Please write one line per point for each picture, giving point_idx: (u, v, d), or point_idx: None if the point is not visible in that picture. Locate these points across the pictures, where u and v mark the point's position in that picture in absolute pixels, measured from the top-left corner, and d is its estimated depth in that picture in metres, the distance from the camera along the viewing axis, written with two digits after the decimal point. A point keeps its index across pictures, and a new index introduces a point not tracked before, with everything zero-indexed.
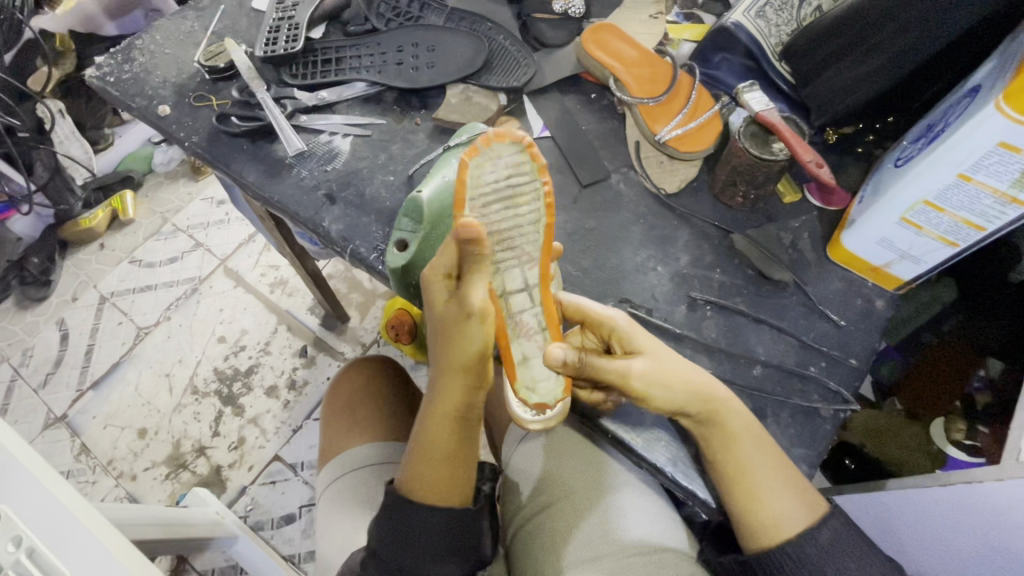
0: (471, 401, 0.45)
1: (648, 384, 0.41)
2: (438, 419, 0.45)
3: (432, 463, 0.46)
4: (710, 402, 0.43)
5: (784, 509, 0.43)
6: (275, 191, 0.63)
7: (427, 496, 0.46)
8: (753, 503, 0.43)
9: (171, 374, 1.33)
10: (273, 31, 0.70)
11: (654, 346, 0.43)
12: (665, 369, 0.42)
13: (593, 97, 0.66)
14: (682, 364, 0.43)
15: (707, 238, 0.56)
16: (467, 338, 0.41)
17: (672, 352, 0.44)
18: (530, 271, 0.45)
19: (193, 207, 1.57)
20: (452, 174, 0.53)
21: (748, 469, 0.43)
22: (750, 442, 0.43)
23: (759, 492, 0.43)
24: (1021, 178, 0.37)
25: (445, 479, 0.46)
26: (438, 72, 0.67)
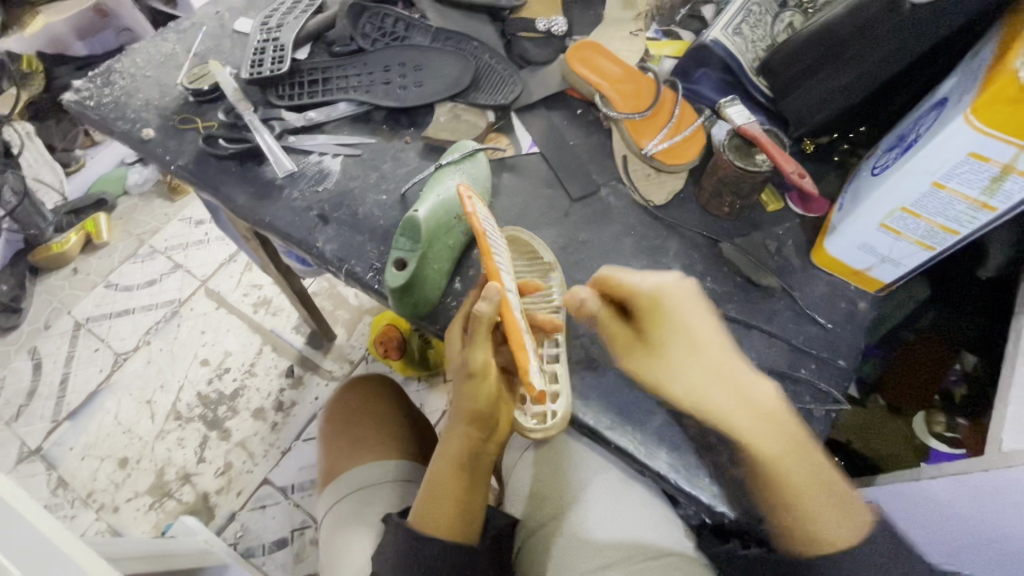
0: (472, 449, 0.47)
1: (658, 379, 0.43)
2: (443, 461, 0.48)
3: (433, 500, 0.47)
4: (717, 420, 0.42)
5: (834, 528, 0.40)
6: (267, 213, 0.63)
7: (435, 532, 0.47)
8: (787, 498, 0.40)
9: (152, 400, 1.30)
10: (258, 52, 0.70)
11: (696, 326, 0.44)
12: (695, 350, 0.43)
13: (579, 113, 0.67)
14: (682, 350, 0.43)
15: (696, 247, 0.57)
16: (473, 391, 0.45)
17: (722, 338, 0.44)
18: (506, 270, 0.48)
19: (170, 228, 1.54)
20: (445, 192, 0.55)
21: (780, 458, 0.41)
22: (780, 434, 0.41)
23: (791, 487, 0.40)
24: (991, 185, 0.39)
25: (449, 520, 0.47)
26: (425, 91, 0.68)
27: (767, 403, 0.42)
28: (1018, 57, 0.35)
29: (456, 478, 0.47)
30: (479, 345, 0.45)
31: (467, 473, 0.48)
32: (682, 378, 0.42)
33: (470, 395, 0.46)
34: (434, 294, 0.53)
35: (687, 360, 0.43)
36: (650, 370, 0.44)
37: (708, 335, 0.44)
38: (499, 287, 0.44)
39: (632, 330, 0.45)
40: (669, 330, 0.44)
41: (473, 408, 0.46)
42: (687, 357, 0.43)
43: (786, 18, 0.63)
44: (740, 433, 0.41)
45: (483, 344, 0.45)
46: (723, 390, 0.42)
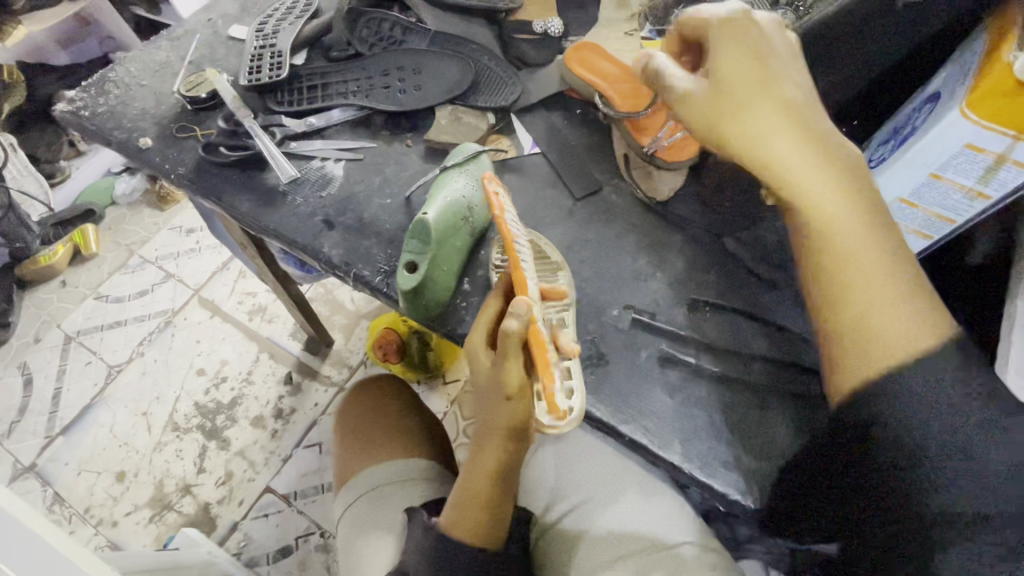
0: (509, 462, 0.49)
1: (743, 138, 0.40)
2: (477, 474, 0.49)
3: (472, 514, 0.49)
4: (777, 173, 0.40)
5: (916, 336, 0.36)
6: (271, 219, 0.63)
7: (468, 539, 0.49)
8: (830, 233, 0.39)
9: (149, 412, 1.28)
10: (255, 59, 0.70)
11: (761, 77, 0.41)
12: (764, 121, 0.40)
13: (578, 113, 0.68)
14: (750, 96, 0.40)
15: (699, 243, 0.58)
16: (508, 408, 0.46)
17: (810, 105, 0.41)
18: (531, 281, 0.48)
19: (161, 237, 1.52)
20: (452, 195, 0.55)
21: (852, 250, 0.38)
22: (857, 240, 0.38)
23: (853, 256, 0.38)
24: (986, 175, 0.41)
25: (487, 530, 0.49)
26: (426, 94, 0.68)
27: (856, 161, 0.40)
28: (1010, 51, 0.36)
29: (492, 491, 0.49)
30: (514, 368, 0.45)
31: (495, 482, 0.49)
32: (776, 154, 0.39)
33: (506, 414, 0.47)
34: (445, 295, 0.54)
35: (789, 138, 0.39)
36: (713, 127, 0.41)
37: (804, 77, 0.42)
38: (528, 306, 0.44)
39: (731, 82, 0.41)
40: (736, 73, 0.41)
41: (503, 423, 0.47)
42: (787, 142, 0.39)
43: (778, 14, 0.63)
44: (797, 181, 0.39)
45: (515, 365, 0.45)
46: (822, 180, 0.39)
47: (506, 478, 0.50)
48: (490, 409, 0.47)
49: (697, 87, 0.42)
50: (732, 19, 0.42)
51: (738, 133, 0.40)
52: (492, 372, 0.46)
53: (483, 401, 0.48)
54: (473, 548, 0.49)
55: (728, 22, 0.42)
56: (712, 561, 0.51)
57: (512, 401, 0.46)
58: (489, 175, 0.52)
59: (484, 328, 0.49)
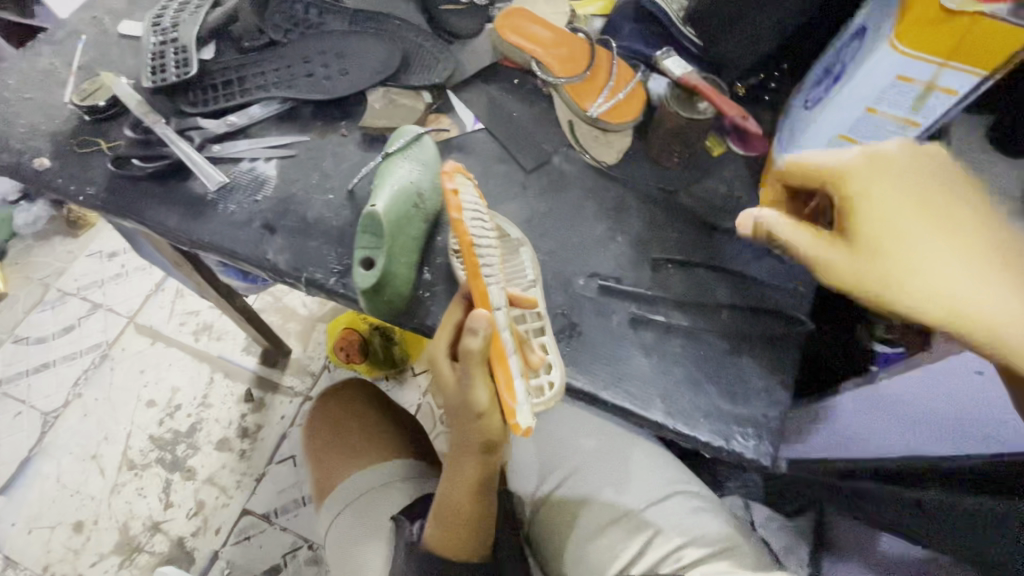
0: (485, 474, 0.48)
1: (883, 278, 0.38)
2: (456, 490, 0.49)
3: (453, 527, 0.49)
4: (954, 311, 0.37)
5: None
6: (203, 232, 0.58)
7: (449, 553, 0.49)
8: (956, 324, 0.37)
9: (99, 455, 1.19)
10: (156, 57, 0.63)
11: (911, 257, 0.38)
12: (886, 207, 0.38)
13: (516, 83, 0.66)
14: (887, 224, 0.38)
15: (653, 201, 0.58)
16: (477, 427, 0.45)
17: (919, 239, 0.38)
18: (495, 288, 0.45)
19: (79, 265, 1.39)
20: (399, 182, 0.53)
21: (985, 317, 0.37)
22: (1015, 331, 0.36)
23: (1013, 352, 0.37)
24: (915, 104, 0.42)
25: (467, 541, 0.49)
26: (354, 79, 0.64)
27: (1005, 239, 0.38)
28: None
29: (473, 504, 0.49)
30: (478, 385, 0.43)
31: (474, 497, 0.49)
32: (926, 286, 0.37)
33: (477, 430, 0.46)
34: (406, 288, 0.51)
35: (941, 258, 0.37)
36: (886, 273, 0.38)
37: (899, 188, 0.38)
38: (486, 320, 0.43)
39: (903, 211, 0.38)
40: (865, 224, 0.39)
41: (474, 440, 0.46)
42: (928, 237, 0.38)
43: None
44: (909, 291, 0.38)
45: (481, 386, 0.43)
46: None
47: (486, 490, 0.49)
48: (459, 427, 0.47)
49: (847, 254, 0.39)
50: (881, 161, 0.40)
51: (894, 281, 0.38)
52: (459, 389, 0.45)
53: (450, 416, 0.47)
54: (457, 560, 0.49)
55: (863, 172, 0.39)
56: (699, 503, 0.54)
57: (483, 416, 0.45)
58: (449, 163, 0.48)
59: (446, 333, 0.47)
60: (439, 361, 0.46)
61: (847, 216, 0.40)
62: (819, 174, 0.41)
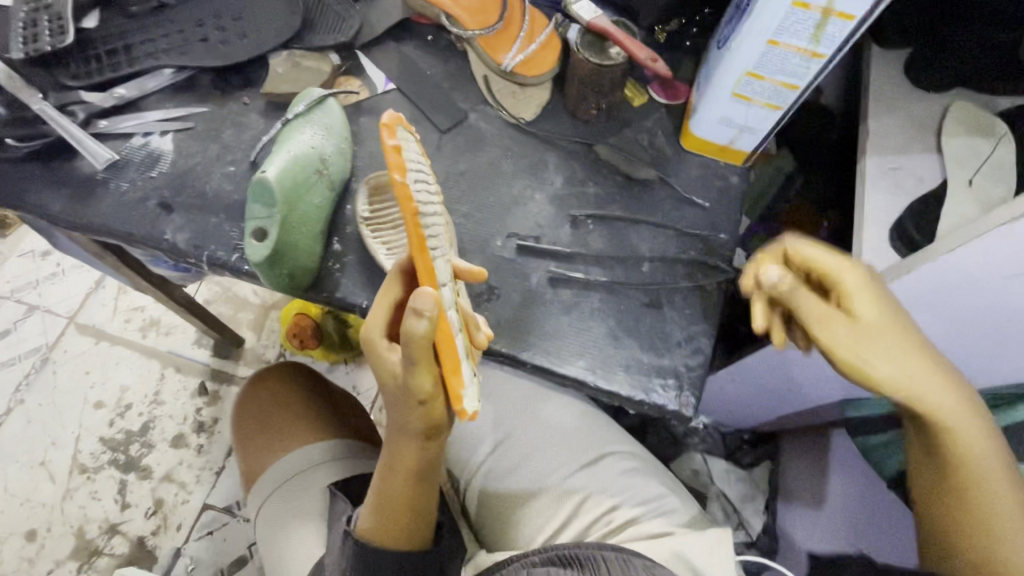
0: (428, 461, 0.46)
1: (853, 358, 0.37)
2: (397, 477, 0.46)
3: (395, 518, 0.47)
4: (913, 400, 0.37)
5: None
6: (96, 214, 0.54)
7: (390, 542, 0.47)
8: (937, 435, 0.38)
9: (46, 461, 1.15)
10: (27, 26, 0.57)
11: (880, 352, 0.37)
12: (881, 310, 0.38)
13: (430, 39, 0.62)
14: (882, 321, 0.37)
15: (574, 156, 0.56)
16: (416, 412, 0.42)
17: (897, 352, 0.37)
18: (440, 262, 0.40)
19: (10, 267, 1.32)
20: (297, 147, 0.49)
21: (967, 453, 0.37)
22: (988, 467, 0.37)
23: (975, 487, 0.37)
24: (817, 33, 0.41)
25: (410, 527, 0.47)
26: (253, 42, 0.60)
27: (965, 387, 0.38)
28: None
29: (413, 491, 0.46)
30: (421, 372, 0.40)
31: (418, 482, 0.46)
32: (898, 380, 0.37)
33: (420, 417, 0.42)
34: (310, 261, 0.48)
35: (904, 364, 0.37)
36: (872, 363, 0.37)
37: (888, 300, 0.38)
38: (433, 302, 0.36)
39: (891, 321, 0.37)
40: (863, 312, 0.38)
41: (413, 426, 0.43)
42: (903, 355, 0.37)
43: None
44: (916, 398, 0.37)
45: (424, 373, 0.40)
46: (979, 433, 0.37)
47: (430, 474, 0.47)
48: (401, 412, 0.43)
49: (842, 325, 0.38)
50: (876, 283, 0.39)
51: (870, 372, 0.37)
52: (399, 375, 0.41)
53: (390, 398, 0.44)
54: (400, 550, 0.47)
55: (864, 274, 0.39)
56: (632, 464, 0.55)
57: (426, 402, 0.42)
58: (387, 109, 0.37)
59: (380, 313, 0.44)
60: (376, 346, 0.43)
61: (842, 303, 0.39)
62: (816, 266, 0.41)
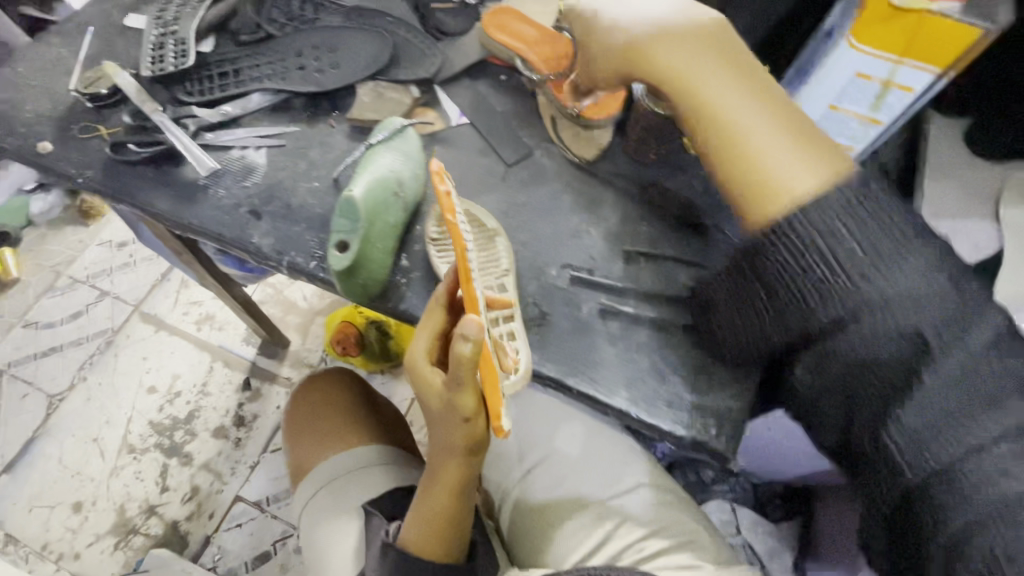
0: (467, 478, 0.49)
1: (674, 64, 0.43)
2: (438, 492, 0.49)
3: (433, 533, 0.50)
4: (704, 113, 0.43)
5: (803, 182, 0.40)
6: (194, 215, 0.60)
7: (431, 556, 0.50)
8: (733, 148, 0.42)
9: (99, 438, 1.22)
10: (156, 48, 0.67)
11: (671, 56, 0.43)
12: (669, 35, 0.44)
13: (503, 79, 0.67)
14: (675, 40, 0.44)
15: (630, 197, 0.59)
16: (456, 430, 0.46)
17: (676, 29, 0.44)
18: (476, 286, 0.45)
19: (89, 254, 1.43)
20: (378, 170, 0.54)
21: (747, 128, 0.41)
22: (747, 112, 0.42)
23: (740, 139, 0.42)
24: (876, 101, 0.43)
25: (446, 541, 0.50)
26: (344, 72, 0.66)
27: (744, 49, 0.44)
28: None
29: (452, 506, 0.49)
30: (466, 392, 0.43)
31: (455, 498, 0.49)
32: (707, 96, 0.43)
33: (461, 434, 0.46)
34: (380, 274, 0.53)
35: (711, 83, 0.43)
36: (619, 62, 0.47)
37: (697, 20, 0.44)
38: (479, 327, 0.40)
39: (685, 43, 0.43)
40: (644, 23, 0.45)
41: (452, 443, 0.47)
42: (710, 69, 0.43)
43: None
44: (692, 92, 0.43)
45: (467, 393, 0.43)
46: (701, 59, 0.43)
47: (467, 492, 0.50)
48: (442, 430, 0.47)
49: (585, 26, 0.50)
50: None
51: (666, 70, 0.44)
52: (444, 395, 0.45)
53: (431, 418, 0.47)
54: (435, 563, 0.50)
55: None
56: (667, 497, 0.57)
57: (470, 421, 0.45)
58: (433, 160, 0.45)
59: (424, 338, 0.48)
60: (420, 369, 0.47)
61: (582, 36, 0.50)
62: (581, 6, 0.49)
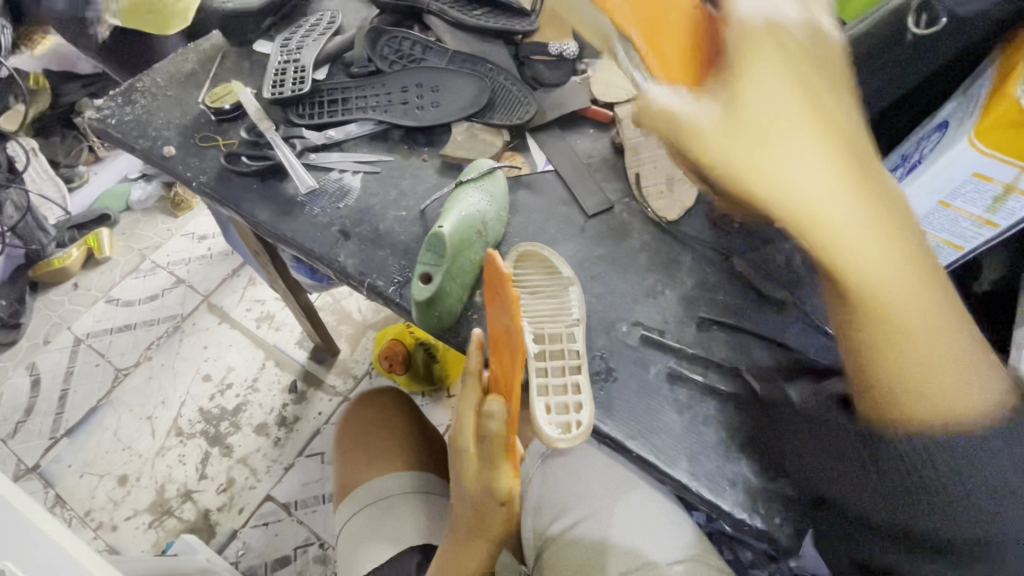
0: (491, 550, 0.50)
1: (760, 168, 0.33)
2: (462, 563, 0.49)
3: None
4: (812, 217, 0.32)
5: (969, 391, 0.35)
6: (289, 228, 0.64)
7: None
8: (892, 343, 0.34)
9: (153, 416, 1.29)
10: (279, 73, 0.72)
11: (761, 155, 0.33)
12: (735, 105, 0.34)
13: (591, 133, 0.70)
14: (771, 113, 0.33)
15: (707, 262, 0.59)
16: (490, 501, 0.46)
17: (759, 83, 0.34)
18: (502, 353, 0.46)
19: (173, 243, 1.54)
20: (467, 208, 0.56)
21: (822, 204, 0.32)
22: (850, 198, 0.32)
23: (851, 243, 0.32)
24: (993, 204, 0.42)
25: None
26: (443, 111, 0.70)
27: (846, 126, 0.34)
28: (1017, 83, 0.37)
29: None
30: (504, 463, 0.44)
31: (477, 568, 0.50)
32: (805, 191, 0.32)
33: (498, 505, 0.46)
34: (458, 307, 0.54)
35: (804, 155, 0.32)
36: (741, 156, 0.33)
37: (773, 73, 0.34)
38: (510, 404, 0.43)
39: (780, 122, 0.33)
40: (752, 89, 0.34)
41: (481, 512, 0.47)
42: (805, 142, 0.32)
43: None
44: (778, 161, 0.32)
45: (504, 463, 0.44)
46: (810, 149, 0.32)
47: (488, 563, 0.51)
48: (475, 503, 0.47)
49: (719, 122, 0.34)
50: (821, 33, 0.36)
51: (767, 183, 0.33)
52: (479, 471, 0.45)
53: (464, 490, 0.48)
54: None
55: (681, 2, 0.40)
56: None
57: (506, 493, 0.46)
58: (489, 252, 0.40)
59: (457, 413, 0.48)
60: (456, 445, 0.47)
61: (722, 88, 0.35)
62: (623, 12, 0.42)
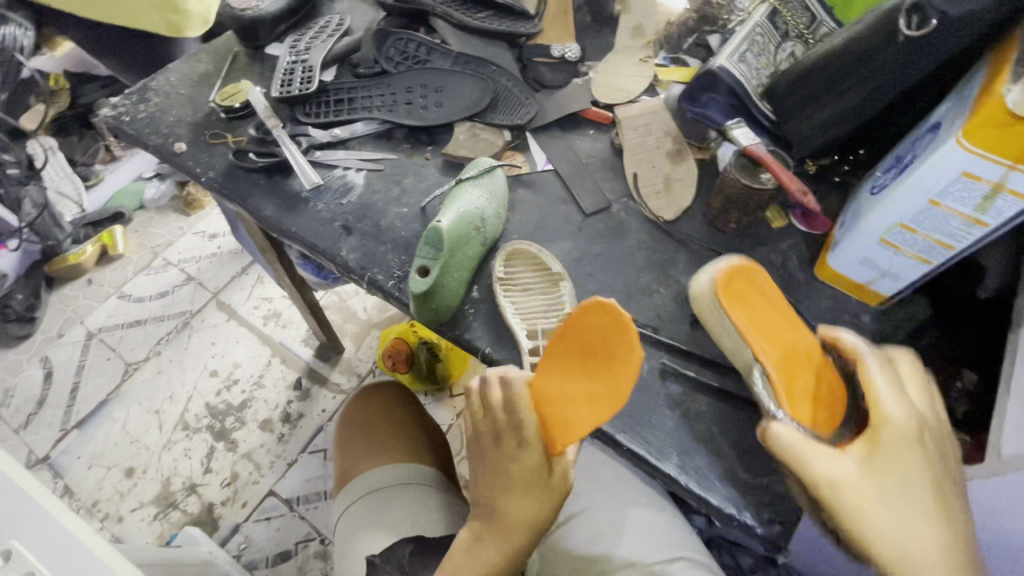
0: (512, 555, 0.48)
1: (875, 530, 0.36)
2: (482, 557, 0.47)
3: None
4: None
5: None
6: (294, 223, 0.65)
7: None
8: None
9: (160, 410, 1.31)
10: (287, 73, 0.74)
11: (869, 501, 0.37)
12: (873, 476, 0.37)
13: (591, 134, 0.71)
14: (895, 476, 0.37)
15: (703, 262, 0.60)
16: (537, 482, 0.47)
17: (889, 520, 0.36)
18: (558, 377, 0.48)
19: (184, 241, 1.57)
20: (467, 205, 0.58)
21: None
22: None
23: None
24: (982, 203, 0.42)
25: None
26: (445, 111, 0.71)
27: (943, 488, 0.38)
28: (1003, 85, 0.38)
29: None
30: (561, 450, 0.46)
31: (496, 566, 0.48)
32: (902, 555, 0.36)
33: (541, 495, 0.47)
34: (455, 302, 0.56)
35: (911, 529, 0.36)
36: (862, 503, 0.37)
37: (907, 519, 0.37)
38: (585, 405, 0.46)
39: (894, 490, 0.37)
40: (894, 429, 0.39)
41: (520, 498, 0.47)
42: (922, 506, 0.37)
43: (789, 47, 0.64)
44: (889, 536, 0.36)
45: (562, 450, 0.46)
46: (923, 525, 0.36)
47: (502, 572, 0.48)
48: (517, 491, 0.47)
49: (859, 474, 0.37)
50: (899, 361, 0.44)
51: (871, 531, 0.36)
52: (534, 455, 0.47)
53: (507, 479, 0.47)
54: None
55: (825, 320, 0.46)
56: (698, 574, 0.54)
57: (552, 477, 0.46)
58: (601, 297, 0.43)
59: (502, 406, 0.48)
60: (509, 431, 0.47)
61: (865, 452, 0.38)
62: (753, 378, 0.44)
